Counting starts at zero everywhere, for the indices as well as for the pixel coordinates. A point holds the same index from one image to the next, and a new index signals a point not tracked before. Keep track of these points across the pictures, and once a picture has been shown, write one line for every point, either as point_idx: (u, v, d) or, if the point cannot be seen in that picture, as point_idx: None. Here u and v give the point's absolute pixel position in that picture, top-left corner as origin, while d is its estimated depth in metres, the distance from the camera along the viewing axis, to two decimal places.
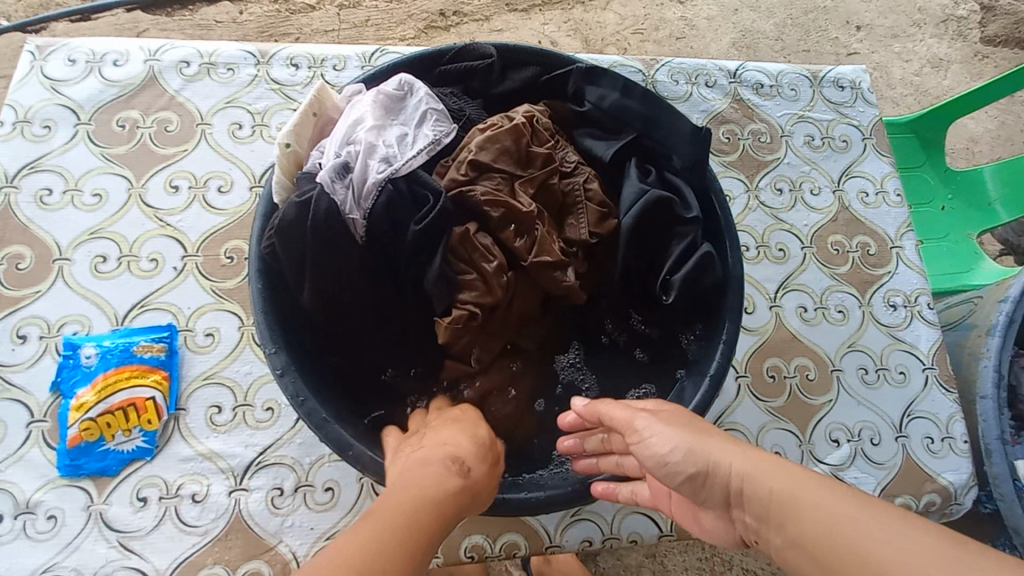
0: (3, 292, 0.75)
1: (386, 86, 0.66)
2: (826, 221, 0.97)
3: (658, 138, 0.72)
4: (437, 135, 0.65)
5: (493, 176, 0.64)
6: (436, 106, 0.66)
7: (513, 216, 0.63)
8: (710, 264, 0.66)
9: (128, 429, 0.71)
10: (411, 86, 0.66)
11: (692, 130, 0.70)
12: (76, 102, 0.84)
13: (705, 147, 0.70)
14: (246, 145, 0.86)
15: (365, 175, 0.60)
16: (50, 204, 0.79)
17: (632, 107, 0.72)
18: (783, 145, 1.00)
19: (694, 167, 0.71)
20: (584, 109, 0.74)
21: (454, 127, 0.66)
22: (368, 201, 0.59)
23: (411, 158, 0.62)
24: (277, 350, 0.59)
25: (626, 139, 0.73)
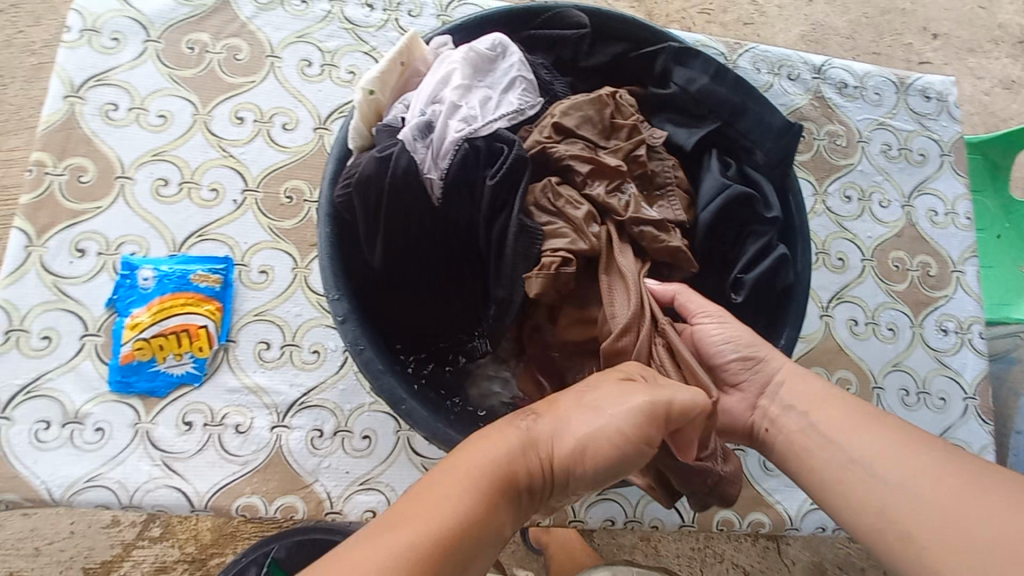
0: (65, 204, 0.75)
1: (479, 44, 0.63)
2: (890, 235, 0.94)
3: (741, 131, 0.70)
4: (522, 104, 0.63)
5: (575, 142, 0.63)
6: (526, 74, 0.64)
7: (600, 172, 0.62)
8: (784, 267, 0.65)
9: (179, 354, 0.72)
10: (505, 49, 0.64)
11: (783, 126, 0.69)
12: (146, 17, 0.82)
13: (792, 146, 0.69)
14: (314, 84, 0.84)
15: (446, 134, 0.59)
16: (116, 119, 0.78)
17: (720, 93, 0.69)
18: (858, 152, 0.96)
19: (777, 163, 0.69)
20: (670, 91, 0.71)
21: (539, 99, 0.64)
22: (446, 160, 0.59)
23: (492, 122, 0.61)
24: (340, 298, 0.59)
25: (709, 127, 0.70)
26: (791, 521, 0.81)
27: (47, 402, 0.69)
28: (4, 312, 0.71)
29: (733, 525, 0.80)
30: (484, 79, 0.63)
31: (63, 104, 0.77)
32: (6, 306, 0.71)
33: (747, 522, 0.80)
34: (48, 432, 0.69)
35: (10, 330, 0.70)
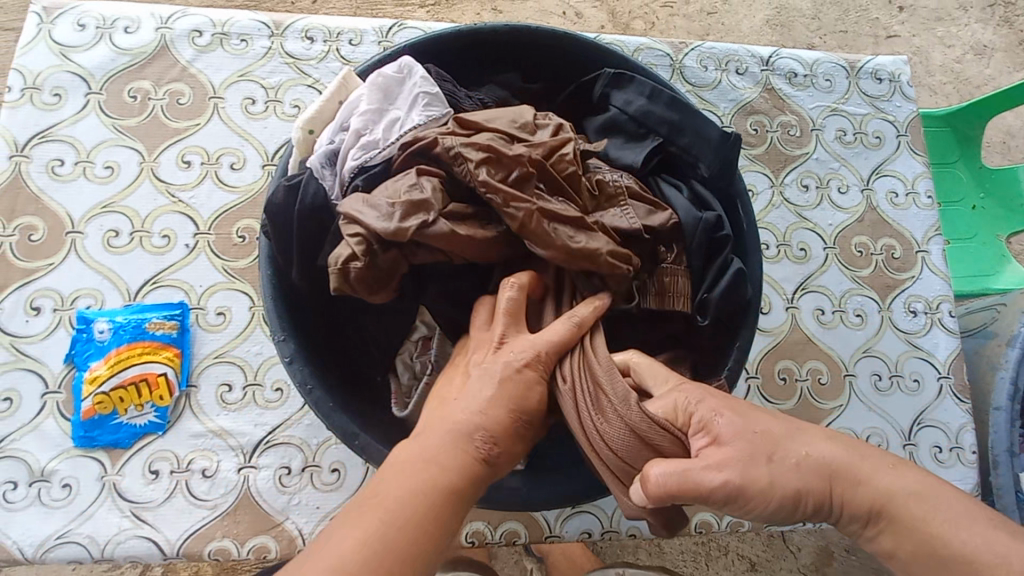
0: (17, 264, 0.75)
1: (386, 68, 0.63)
2: (852, 222, 0.94)
3: (682, 146, 0.70)
4: (425, 120, 0.61)
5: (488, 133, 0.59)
6: (429, 89, 0.62)
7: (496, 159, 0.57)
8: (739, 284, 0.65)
9: (141, 404, 0.72)
10: (411, 70, 0.63)
11: (722, 135, 0.68)
12: (87, 70, 0.83)
13: (734, 153, 0.69)
14: (259, 121, 0.84)
15: (345, 163, 0.61)
16: (62, 175, 0.79)
17: (658, 111, 0.69)
18: (813, 140, 0.96)
19: (720, 174, 0.69)
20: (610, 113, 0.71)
21: (446, 111, 0.62)
22: (351, 183, 0.60)
23: (390, 145, 0.60)
24: (286, 338, 0.59)
25: (650, 145, 0.70)
26: (769, 518, 0.81)
27: (10, 464, 0.70)
28: None
29: (711, 526, 0.80)
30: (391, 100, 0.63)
31: (8, 165, 0.78)
32: None
33: (725, 522, 0.80)
34: (14, 493, 0.69)
35: None
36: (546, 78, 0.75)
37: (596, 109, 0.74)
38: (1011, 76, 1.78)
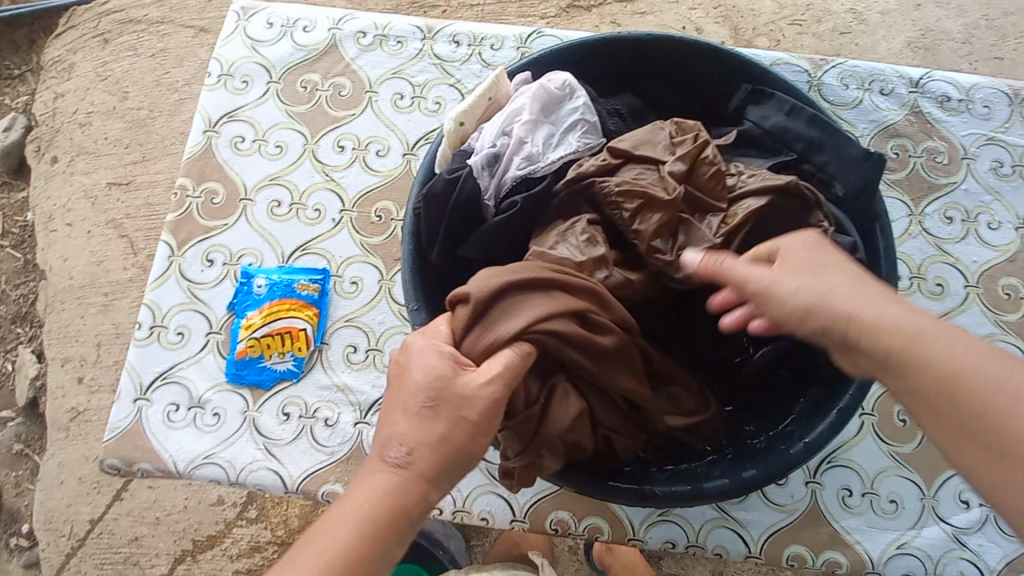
0: (200, 221, 0.89)
1: (549, 83, 0.67)
2: (1001, 261, 0.86)
3: (817, 164, 0.69)
4: (581, 146, 0.67)
5: (639, 166, 0.64)
6: (589, 117, 0.68)
7: (650, 203, 0.61)
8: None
9: (283, 353, 0.82)
10: (573, 91, 0.68)
11: (863, 153, 0.67)
12: (270, 62, 0.96)
13: (877, 172, 0.66)
14: (405, 115, 0.93)
15: (507, 171, 0.66)
16: (242, 149, 0.92)
17: (796, 128, 0.69)
18: (962, 170, 0.89)
19: (860, 194, 0.67)
20: (743, 127, 0.72)
21: (600, 141, 0.69)
22: (508, 193, 0.66)
23: (553, 162, 0.66)
24: (418, 309, 0.65)
25: (781, 159, 0.70)
26: (871, 564, 0.76)
27: (177, 388, 0.82)
28: (151, 310, 0.85)
29: (805, 561, 0.76)
30: (550, 113, 0.68)
31: (202, 138, 0.92)
32: (152, 305, 0.85)
33: (821, 560, 0.76)
34: (177, 413, 0.81)
35: (154, 325, 0.85)
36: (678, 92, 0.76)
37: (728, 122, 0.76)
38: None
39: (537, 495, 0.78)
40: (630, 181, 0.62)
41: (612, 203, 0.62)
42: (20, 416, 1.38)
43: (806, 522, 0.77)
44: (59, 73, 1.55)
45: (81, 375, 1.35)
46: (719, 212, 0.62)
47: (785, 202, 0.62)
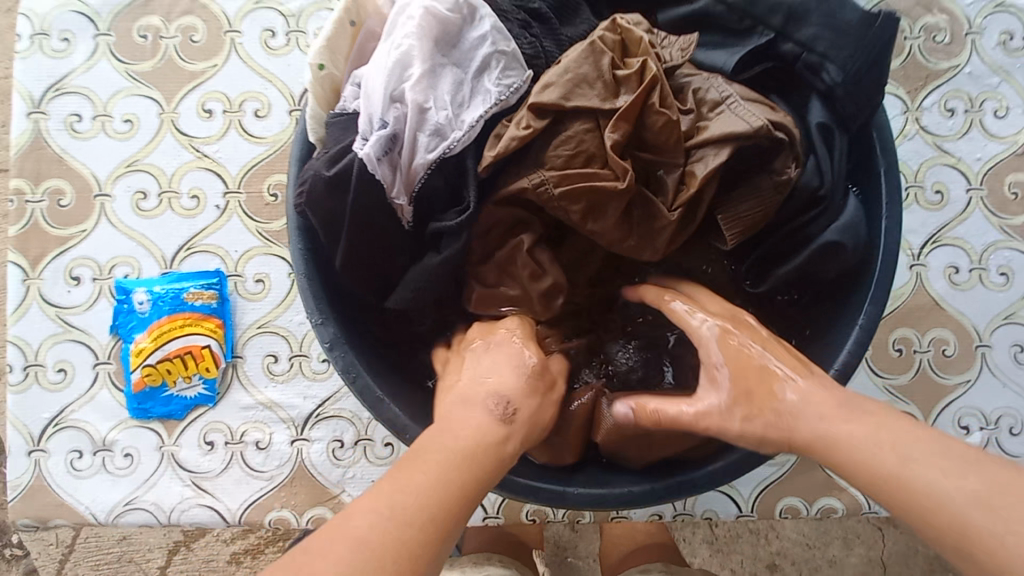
0: (50, 231, 0.71)
1: (437, 5, 0.48)
2: (1007, 155, 0.74)
3: (802, 41, 0.52)
4: (503, 91, 0.49)
5: (576, 126, 0.48)
6: (504, 46, 0.49)
7: (600, 199, 0.48)
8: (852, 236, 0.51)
9: (189, 376, 0.70)
10: (474, 12, 0.50)
11: (863, 19, 0.50)
12: (93, 8, 0.73)
13: (884, 43, 0.50)
14: (282, 58, 0.73)
15: (414, 154, 0.48)
16: (82, 132, 0.72)
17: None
18: (967, 47, 0.73)
19: (858, 79, 0.50)
20: (699, 6, 0.54)
21: (526, 74, 0.50)
22: (417, 183, 0.49)
23: (472, 126, 0.48)
24: (323, 321, 0.51)
25: (756, 43, 0.53)
26: (867, 504, 0.71)
27: (74, 433, 0.70)
28: (19, 348, 0.70)
29: (799, 512, 0.71)
30: (450, 52, 0.49)
31: (27, 123, 0.72)
32: (19, 343, 0.71)
33: (816, 508, 0.71)
34: (81, 461, 0.70)
35: (27, 365, 0.71)
36: None
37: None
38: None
39: None
40: (567, 169, 0.48)
41: (553, 202, 0.48)
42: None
43: (798, 473, 0.72)
44: None
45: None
46: (676, 170, 0.50)
47: (754, 148, 0.49)
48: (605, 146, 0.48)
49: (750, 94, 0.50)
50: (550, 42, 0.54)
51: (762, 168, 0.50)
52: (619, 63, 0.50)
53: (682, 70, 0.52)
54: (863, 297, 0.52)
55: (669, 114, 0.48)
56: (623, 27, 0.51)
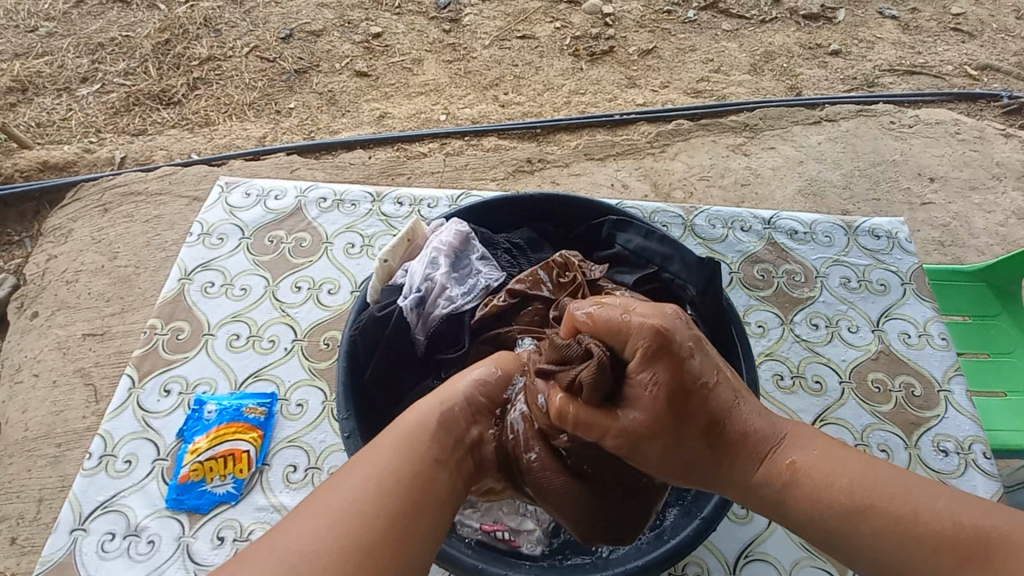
0: (163, 355, 0.99)
1: (458, 234, 0.84)
2: (865, 358, 1.00)
3: (673, 273, 0.86)
4: (489, 281, 0.81)
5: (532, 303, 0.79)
6: (492, 259, 0.84)
7: None
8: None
9: (224, 475, 0.87)
10: (477, 240, 0.85)
11: (699, 261, 0.84)
12: (244, 223, 1.15)
13: (715, 273, 0.82)
14: (354, 260, 1.11)
15: (433, 310, 0.79)
16: (211, 293, 1.06)
17: (653, 247, 0.87)
18: (818, 285, 1.07)
19: (708, 292, 0.82)
20: (616, 250, 0.90)
21: (503, 275, 0.83)
22: (431, 326, 0.79)
23: (469, 299, 0.80)
24: (347, 416, 0.73)
25: (647, 272, 0.87)
26: None
27: (115, 517, 0.85)
28: (103, 440, 0.91)
29: None
30: (462, 257, 0.83)
31: (176, 284, 1.07)
32: (105, 435, 0.91)
33: None
34: (110, 543, 0.83)
35: (103, 454, 0.90)
36: (566, 225, 0.96)
37: (602, 245, 0.94)
38: None
39: None
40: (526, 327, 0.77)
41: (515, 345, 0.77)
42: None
43: None
44: (56, 237, 1.80)
45: (13, 535, 1.26)
46: None
47: None
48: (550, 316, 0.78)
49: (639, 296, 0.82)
50: (524, 260, 0.88)
51: None
52: (561, 273, 0.82)
53: (601, 279, 0.84)
54: None
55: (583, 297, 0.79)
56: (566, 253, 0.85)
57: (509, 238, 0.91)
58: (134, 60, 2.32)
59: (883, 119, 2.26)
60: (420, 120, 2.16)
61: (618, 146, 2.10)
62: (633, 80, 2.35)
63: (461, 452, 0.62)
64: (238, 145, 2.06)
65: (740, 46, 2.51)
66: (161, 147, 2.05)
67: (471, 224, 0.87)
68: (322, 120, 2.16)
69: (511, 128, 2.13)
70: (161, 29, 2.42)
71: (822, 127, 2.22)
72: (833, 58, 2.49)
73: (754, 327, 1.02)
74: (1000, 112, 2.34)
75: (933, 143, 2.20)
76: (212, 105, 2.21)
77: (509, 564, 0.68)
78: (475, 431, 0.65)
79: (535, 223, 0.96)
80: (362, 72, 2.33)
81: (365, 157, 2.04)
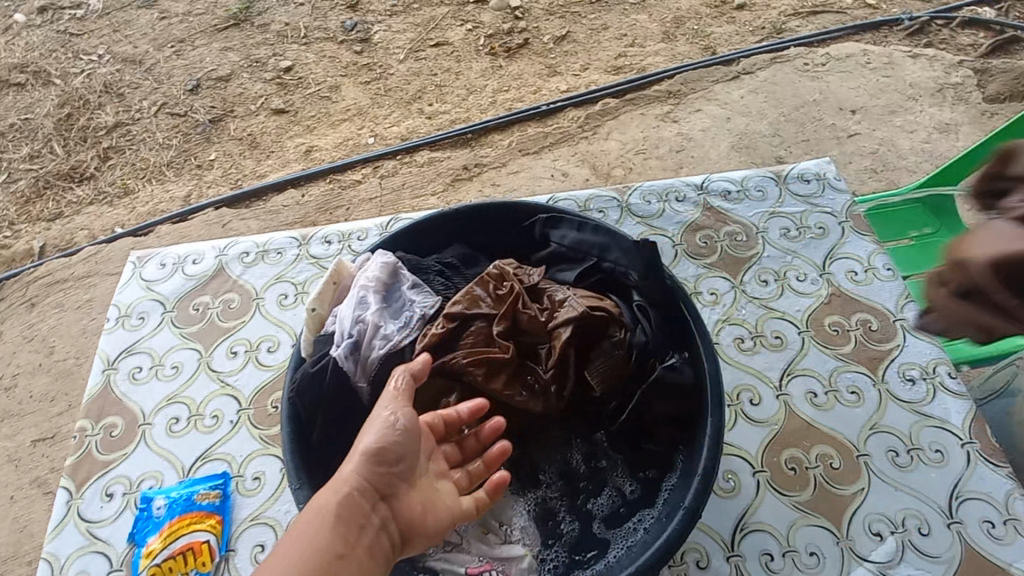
0: (98, 457, 0.91)
1: (383, 269, 0.79)
2: (818, 305, 1.00)
3: (613, 262, 0.83)
4: (424, 310, 0.77)
5: (473, 323, 0.75)
6: (425, 287, 0.80)
7: (495, 367, 0.73)
8: (677, 375, 0.74)
9: (187, 572, 0.80)
10: (404, 272, 0.81)
11: (636, 243, 0.81)
12: (164, 296, 1.08)
13: (651, 254, 0.80)
14: (290, 311, 1.05)
15: (371, 353, 0.73)
16: (140, 378, 0.99)
17: (589, 238, 0.85)
18: (760, 241, 1.07)
19: (649, 275, 0.80)
20: (552, 248, 0.88)
21: (439, 300, 0.79)
22: (373, 371, 0.73)
23: (408, 333, 0.75)
24: (301, 487, 0.67)
25: (587, 265, 0.84)
26: None
27: None
28: (49, 563, 0.83)
29: None
30: (392, 294, 0.79)
31: (101, 377, 0.99)
32: (49, 558, 0.83)
33: None
34: None
35: None
36: (497, 234, 0.93)
37: (538, 246, 0.91)
38: (952, 150, 2.09)
39: None
40: (472, 348, 0.74)
41: (463, 369, 0.72)
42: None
43: None
44: None
45: None
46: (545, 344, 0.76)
47: (591, 322, 0.75)
48: (494, 333, 0.75)
49: (581, 292, 0.79)
50: (459, 278, 0.85)
51: (603, 334, 0.76)
52: (498, 286, 0.79)
53: (541, 283, 0.81)
54: (707, 411, 0.73)
55: (523, 307, 0.77)
56: (500, 265, 0.82)
57: (440, 259, 0.87)
58: (37, 141, 2.17)
59: (798, 62, 2.31)
60: (348, 147, 2.09)
61: (551, 136, 2.09)
62: (553, 68, 2.33)
63: (372, 535, 0.56)
64: (162, 209, 1.95)
65: (650, 16, 2.53)
66: (80, 227, 1.93)
67: (396, 254, 0.83)
68: (245, 166, 2.07)
69: (440, 138, 2.08)
70: (59, 104, 2.28)
71: (742, 80, 2.25)
72: (739, 12, 2.53)
73: (707, 295, 1.01)
74: (904, 34, 2.42)
75: (848, 76, 2.26)
76: (127, 172, 2.09)
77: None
78: (391, 504, 0.58)
79: (465, 237, 0.93)
80: (279, 109, 2.24)
81: (298, 196, 1.96)
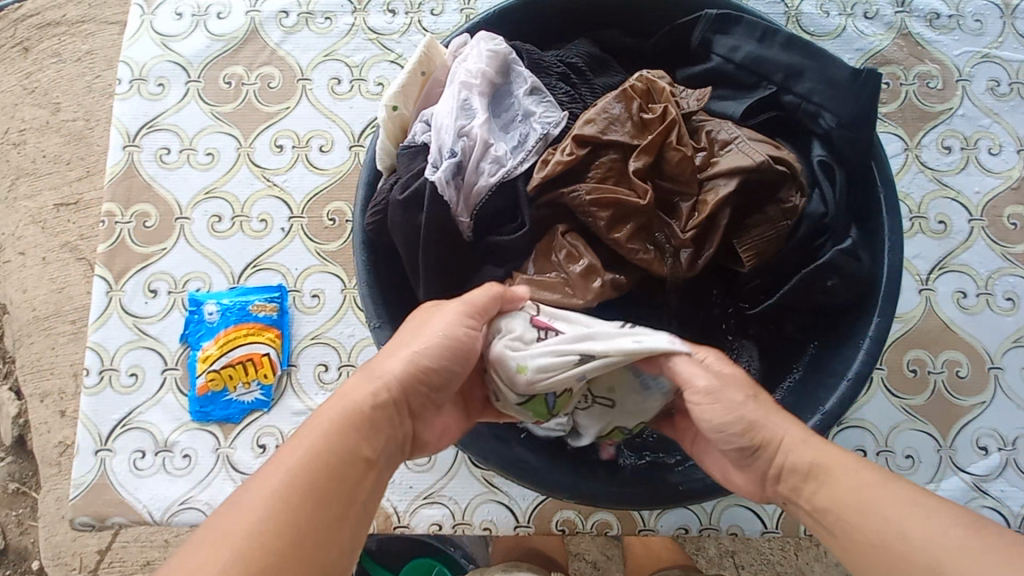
0: (135, 248, 0.80)
1: (491, 65, 0.58)
2: (1004, 188, 0.80)
3: (801, 93, 0.61)
4: (547, 128, 0.58)
5: (606, 155, 0.57)
6: (546, 97, 0.60)
7: (626, 214, 0.56)
8: (851, 260, 0.59)
9: (247, 382, 0.76)
10: (517, 71, 0.60)
11: (849, 75, 0.59)
12: (185, 59, 0.85)
13: (869, 94, 0.58)
14: (345, 101, 0.83)
15: (478, 180, 0.57)
16: (169, 162, 0.83)
17: (774, 56, 0.61)
18: (958, 92, 0.81)
19: (855, 123, 0.59)
20: (712, 63, 0.64)
21: (563, 116, 0.59)
22: (479, 203, 0.57)
23: (525, 159, 0.58)
24: (382, 324, 0.57)
25: (759, 96, 0.62)
26: None
27: (139, 434, 0.76)
28: (98, 353, 0.78)
29: None
30: (502, 103, 0.60)
31: (122, 155, 0.83)
32: (97, 348, 0.78)
33: None
34: (143, 460, 0.75)
35: (103, 369, 0.78)
36: (637, 32, 0.68)
37: (691, 59, 0.67)
38: None
39: (538, 498, 0.75)
40: (600, 186, 0.56)
41: (586, 210, 0.56)
42: (7, 455, 1.14)
43: None
44: None
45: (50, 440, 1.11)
46: (691, 197, 0.58)
47: (762, 178, 0.57)
48: (631, 172, 0.57)
49: (753, 135, 0.59)
50: (586, 90, 0.63)
51: (773, 196, 0.58)
52: (645, 109, 0.59)
53: (698, 114, 0.61)
54: (875, 305, 0.59)
55: (676, 142, 0.57)
56: (649, 79, 0.60)
57: (562, 57, 0.63)
58: None
59: None
60: None
61: None
62: None
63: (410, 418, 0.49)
64: None
65: None
66: None
67: (505, 41, 0.60)
68: None
69: None
70: None
71: None
72: None
73: None
74: None
75: None
76: None
77: (598, 475, 0.59)
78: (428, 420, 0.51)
79: (592, 30, 0.68)
80: None
81: None
